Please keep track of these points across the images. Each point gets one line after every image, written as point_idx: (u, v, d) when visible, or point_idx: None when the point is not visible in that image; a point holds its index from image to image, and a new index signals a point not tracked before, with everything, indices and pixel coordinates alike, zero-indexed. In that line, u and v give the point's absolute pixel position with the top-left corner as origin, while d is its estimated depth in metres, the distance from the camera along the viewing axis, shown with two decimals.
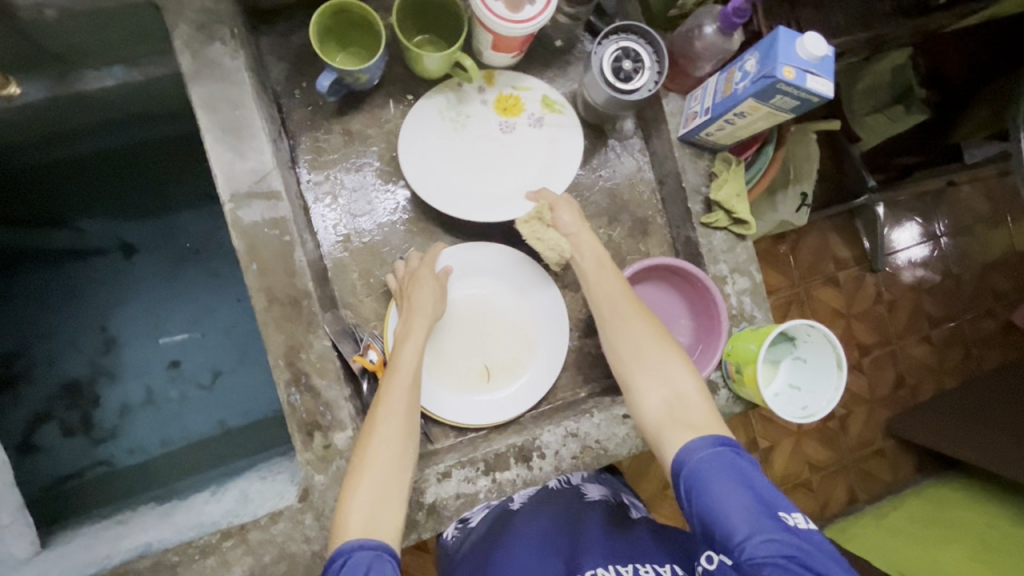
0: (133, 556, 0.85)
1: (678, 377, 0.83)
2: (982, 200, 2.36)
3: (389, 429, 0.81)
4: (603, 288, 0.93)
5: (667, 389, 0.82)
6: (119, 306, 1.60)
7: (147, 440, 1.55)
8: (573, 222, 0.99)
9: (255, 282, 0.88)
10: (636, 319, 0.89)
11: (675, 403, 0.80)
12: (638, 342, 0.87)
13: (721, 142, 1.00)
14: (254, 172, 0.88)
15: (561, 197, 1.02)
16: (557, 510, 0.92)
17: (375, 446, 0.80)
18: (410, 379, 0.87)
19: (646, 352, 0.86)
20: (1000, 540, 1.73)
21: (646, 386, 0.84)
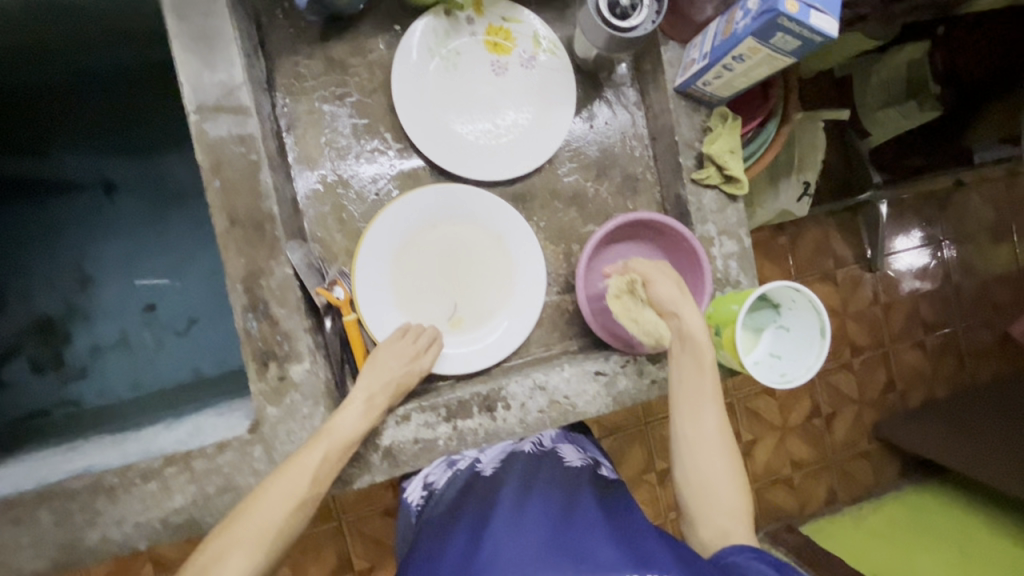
0: (71, 476, 0.82)
1: (728, 491, 0.84)
2: (992, 207, 2.30)
3: (329, 451, 0.80)
4: (685, 376, 0.88)
5: (714, 489, 0.84)
6: (95, 245, 1.54)
7: (117, 381, 1.51)
8: (670, 295, 0.89)
9: (217, 200, 0.84)
10: (711, 415, 0.87)
11: (722, 512, 0.82)
12: (705, 440, 0.86)
13: (718, 94, 0.95)
14: (223, 85, 0.83)
15: (655, 268, 0.91)
16: (542, 480, 0.84)
17: (310, 458, 0.79)
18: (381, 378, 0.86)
19: (709, 460, 0.85)
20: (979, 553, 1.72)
21: (699, 486, 0.85)
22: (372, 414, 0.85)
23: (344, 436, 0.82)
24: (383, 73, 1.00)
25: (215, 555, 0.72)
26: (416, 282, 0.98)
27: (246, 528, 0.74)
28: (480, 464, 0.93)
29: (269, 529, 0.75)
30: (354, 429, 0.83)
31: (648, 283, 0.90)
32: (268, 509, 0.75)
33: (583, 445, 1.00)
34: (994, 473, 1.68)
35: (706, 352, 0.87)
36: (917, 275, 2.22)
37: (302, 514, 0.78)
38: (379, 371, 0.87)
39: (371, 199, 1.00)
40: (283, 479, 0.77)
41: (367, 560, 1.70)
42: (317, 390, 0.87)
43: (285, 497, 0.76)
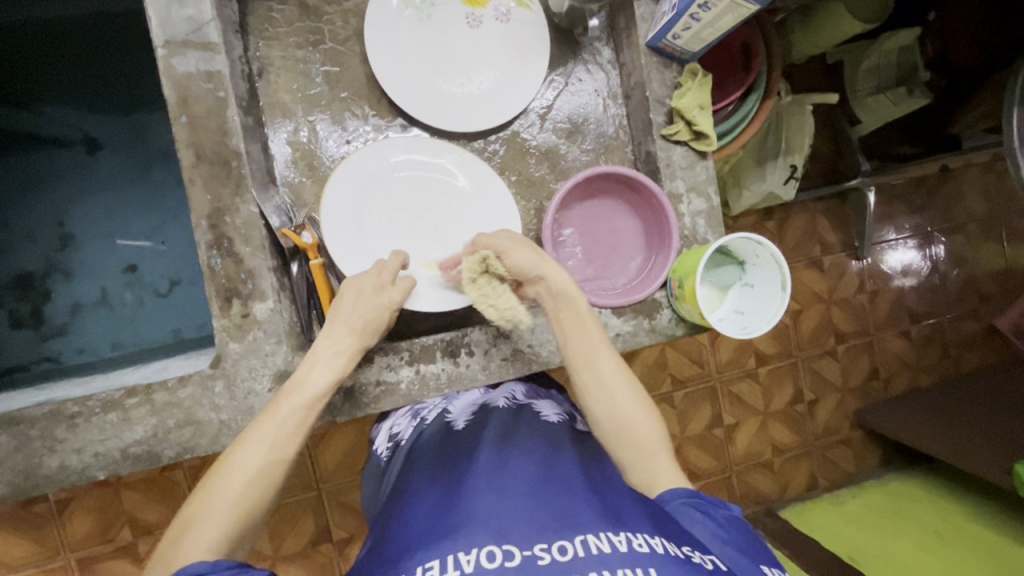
0: (32, 405, 0.83)
1: (643, 426, 0.82)
2: (980, 197, 2.29)
3: (295, 409, 0.78)
4: (568, 332, 0.87)
5: (631, 433, 0.82)
6: (77, 202, 1.53)
7: (96, 339, 1.52)
8: (531, 263, 0.89)
9: (183, 135, 0.84)
10: (608, 361, 0.86)
11: (643, 453, 0.80)
12: (608, 385, 0.84)
13: (689, 49, 0.95)
14: (191, 21, 0.84)
15: (509, 240, 0.91)
16: (522, 437, 0.84)
17: (272, 421, 0.76)
18: (353, 321, 0.83)
19: (616, 403, 0.83)
20: (955, 535, 1.74)
21: (614, 429, 0.82)
22: (339, 360, 0.82)
23: (311, 392, 0.79)
24: (357, 24, 1.01)
25: (188, 531, 0.69)
26: (382, 229, 0.97)
27: (215, 502, 0.70)
28: (449, 415, 0.94)
29: (236, 499, 0.71)
30: (326, 379, 0.80)
31: (502, 255, 0.90)
32: (235, 477, 0.72)
33: (558, 402, 0.99)
34: (981, 464, 1.66)
35: (581, 302, 0.87)
36: (903, 264, 2.22)
37: (273, 479, 0.74)
38: (349, 311, 0.84)
39: (342, 147, 1.01)
40: (251, 443, 0.74)
41: (346, 529, 1.71)
42: (280, 329, 0.88)
43: (246, 463, 0.73)
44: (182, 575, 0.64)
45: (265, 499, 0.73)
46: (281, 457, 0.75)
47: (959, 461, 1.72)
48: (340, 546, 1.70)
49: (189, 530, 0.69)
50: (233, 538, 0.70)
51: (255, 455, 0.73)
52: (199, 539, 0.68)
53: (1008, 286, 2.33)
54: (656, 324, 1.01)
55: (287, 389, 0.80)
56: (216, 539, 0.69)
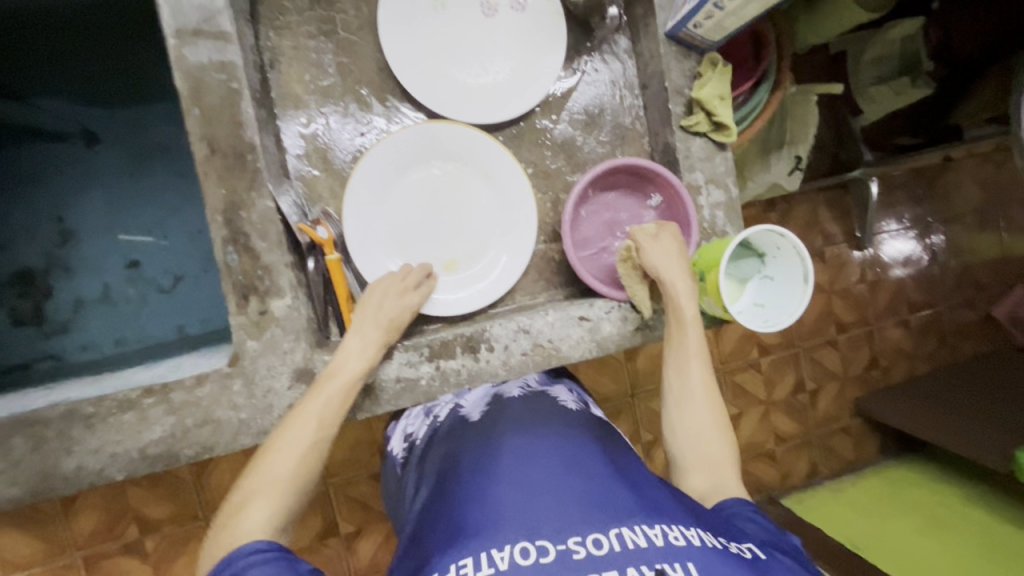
0: (46, 405, 0.81)
1: (717, 444, 0.84)
2: (979, 186, 2.31)
3: (335, 392, 0.80)
4: (671, 333, 0.90)
5: (703, 447, 0.84)
6: (76, 196, 1.50)
7: (99, 336, 1.49)
8: (664, 263, 0.90)
9: (196, 128, 0.82)
10: (696, 369, 0.88)
11: (712, 468, 0.83)
12: (693, 395, 0.87)
13: (710, 38, 0.94)
14: (202, 9, 0.81)
15: (651, 236, 0.92)
16: (542, 428, 0.82)
17: (316, 402, 0.78)
18: (381, 318, 0.86)
19: (696, 413, 0.86)
20: (952, 518, 1.78)
21: (686, 438, 0.85)
22: (369, 351, 0.84)
23: (349, 374, 0.81)
24: (369, 12, 0.99)
25: (241, 506, 0.71)
26: (401, 227, 0.98)
27: (267, 478, 0.73)
28: (463, 409, 0.91)
29: (290, 474, 0.74)
30: (366, 358, 0.83)
31: (642, 249, 0.91)
32: (286, 454, 0.75)
33: (578, 392, 0.98)
34: (975, 448, 1.69)
35: (688, 308, 0.89)
36: (904, 254, 2.23)
37: (316, 458, 0.77)
38: (374, 311, 0.86)
39: (355, 140, 0.99)
40: (298, 423, 0.77)
41: (353, 523, 1.71)
42: (298, 326, 0.86)
43: (297, 441, 0.76)
44: (239, 553, 0.66)
45: (310, 476, 0.76)
46: (326, 434, 0.78)
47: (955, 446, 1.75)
48: (347, 540, 1.70)
49: (239, 516, 0.70)
50: (280, 521, 0.71)
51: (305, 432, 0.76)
52: (254, 517, 0.70)
53: (1006, 275, 2.35)
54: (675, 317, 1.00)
55: (325, 372, 0.82)
56: (270, 515, 0.71)
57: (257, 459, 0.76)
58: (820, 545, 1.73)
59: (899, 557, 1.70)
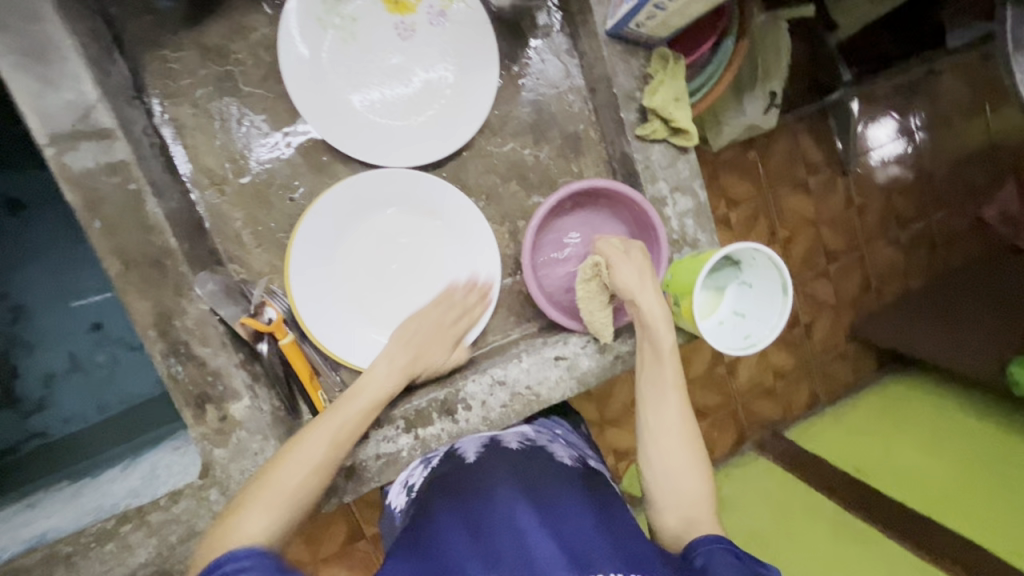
0: (24, 549, 0.79)
1: (693, 479, 0.81)
2: (963, 87, 2.18)
3: (351, 418, 0.77)
4: (645, 363, 0.87)
5: (678, 487, 0.80)
6: (17, 269, 1.38)
7: (80, 407, 1.40)
8: (633, 279, 0.85)
9: (102, 242, 0.74)
10: (674, 404, 0.84)
11: (686, 503, 0.79)
12: (669, 431, 0.83)
13: (656, 34, 0.85)
14: (73, 107, 0.72)
15: (620, 252, 0.87)
16: (532, 472, 0.78)
17: (329, 425, 0.75)
18: (399, 352, 0.84)
19: (670, 449, 0.82)
20: (951, 432, 1.69)
21: (662, 474, 0.81)
22: (397, 372, 0.83)
23: (371, 397, 0.79)
24: (270, 57, 0.87)
25: (243, 508, 0.68)
26: (367, 279, 0.92)
27: (274, 491, 0.69)
28: (459, 448, 0.86)
29: (296, 489, 0.70)
30: (388, 386, 0.81)
31: (611, 266, 0.86)
32: (299, 464, 0.71)
33: (568, 438, 0.95)
34: (962, 360, 1.69)
35: (666, 338, 0.85)
36: (889, 171, 2.14)
37: (324, 475, 0.73)
38: (415, 332, 0.87)
39: (286, 204, 0.89)
40: (317, 433, 0.74)
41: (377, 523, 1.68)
42: (263, 424, 0.82)
43: (306, 460, 0.72)
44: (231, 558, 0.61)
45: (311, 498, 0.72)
46: (339, 451, 0.75)
47: (942, 360, 1.74)
48: (374, 540, 1.67)
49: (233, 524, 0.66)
50: (277, 534, 0.67)
51: (317, 452, 0.73)
52: (258, 520, 0.66)
53: (995, 173, 2.26)
54: None
55: (346, 393, 0.79)
56: (269, 525, 0.67)
57: (267, 468, 0.72)
58: (820, 473, 1.70)
59: (904, 478, 1.62)
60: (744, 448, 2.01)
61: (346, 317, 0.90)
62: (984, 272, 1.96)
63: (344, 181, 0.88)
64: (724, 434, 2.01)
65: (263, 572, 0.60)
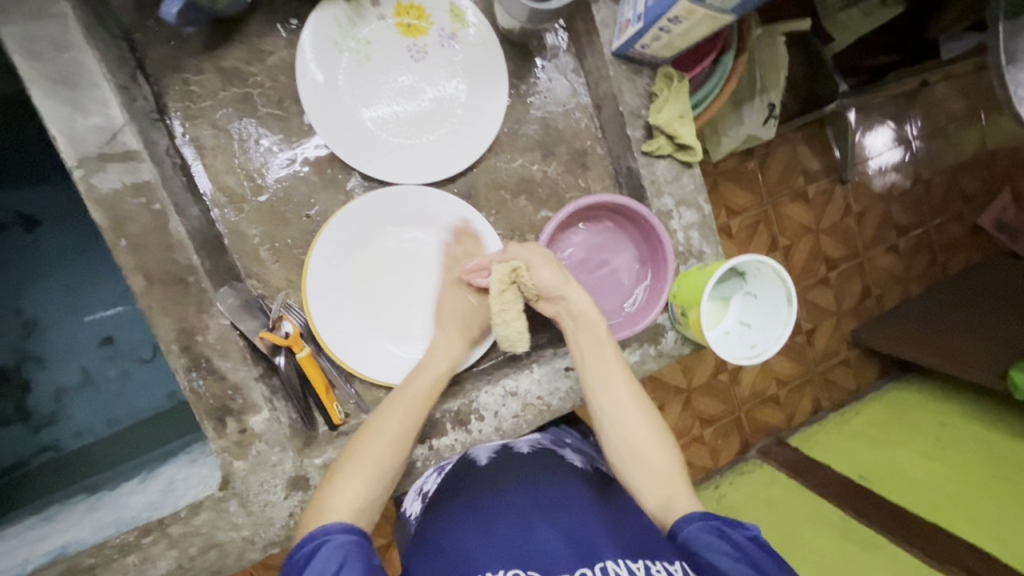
0: (46, 562, 0.80)
1: (659, 455, 0.82)
2: (957, 97, 2.22)
3: (415, 397, 0.83)
4: (588, 355, 0.87)
5: (647, 466, 0.82)
6: (31, 284, 1.40)
7: (91, 421, 1.41)
8: (554, 281, 0.86)
9: (127, 260, 0.77)
10: (622, 390, 0.85)
11: (659, 480, 0.81)
12: (625, 416, 0.84)
13: (660, 55, 0.88)
14: (101, 130, 0.75)
15: (540, 257, 0.87)
16: (543, 476, 0.82)
17: (401, 400, 0.83)
18: (453, 328, 0.90)
19: (629, 430, 0.84)
20: (947, 435, 1.73)
21: (627, 453, 0.83)
22: (455, 350, 0.90)
23: (433, 373, 0.87)
24: (287, 79, 0.90)
25: (336, 480, 0.76)
26: (393, 289, 0.95)
27: (365, 460, 0.77)
28: (471, 455, 0.89)
29: (383, 454, 0.78)
30: (451, 355, 0.89)
31: (532, 269, 0.86)
32: (378, 441, 0.79)
33: (579, 446, 0.97)
34: (957, 366, 1.72)
35: (601, 326, 0.87)
36: (887, 179, 2.17)
37: (405, 446, 0.80)
38: (451, 318, 0.91)
39: (302, 221, 0.92)
40: (390, 413, 0.81)
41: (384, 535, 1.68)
42: (281, 437, 0.84)
43: (386, 429, 0.79)
44: (329, 528, 0.69)
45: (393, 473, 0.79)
46: (414, 427, 0.82)
47: (940, 366, 1.77)
48: (381, 553, 1.67)
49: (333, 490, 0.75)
50: (365, 499, 0.75)
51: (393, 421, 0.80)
52: (349, 490, 0.74)
53: (991, 181, 2.29)
54: (663, 347, 0.98)
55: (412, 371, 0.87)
56: (363, 488, 0.75)
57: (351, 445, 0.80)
58: (824, 480, 1.71)
59: (904, 483, 1.65)
60: (748, 455, 2.02)
61: (359, 332, 0.92)
62: (983, 279, 1.99)
63: (359, 198, 0.91)
64: (728, 442, 2.02)
65: (345, 552, 0.67)
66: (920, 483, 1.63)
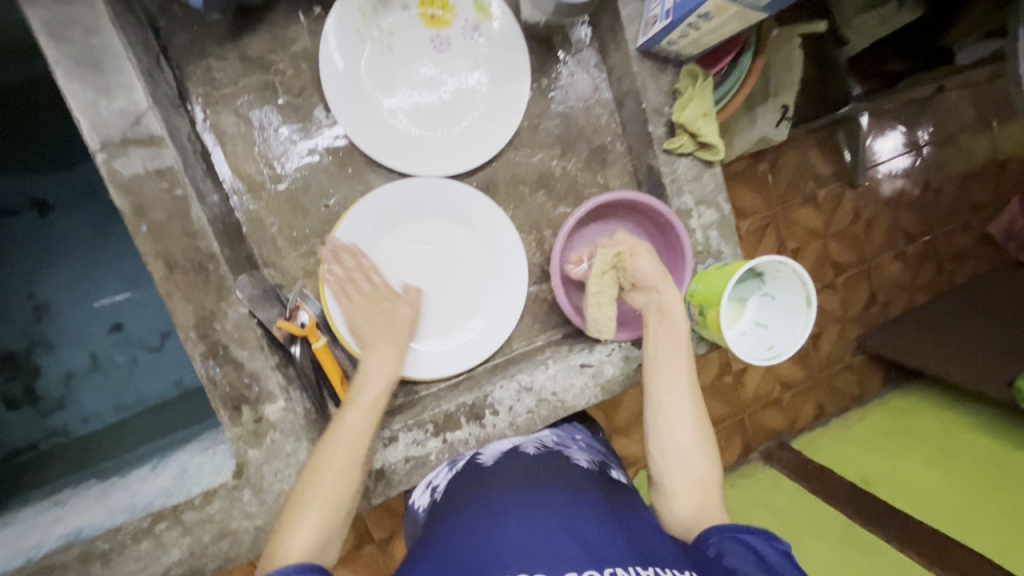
0: (59, 545, 0.80)
1: (701, 461, 0.82)
2: (970, 106, 2.22)
3: (353, 433, 0.75)
4: (658, 349, 0.86)
5: (687, 466, 0.81)
6: (42, 269, 1.40)
7: (99, 406, 1.41)
8: (653, 271, 0.87)
9: (147, 246, 0.76)
10: (682, 389, 0.84)
11: (693, 489, 0.80)
12: (677, 413, 0.83)
13: (685, 52, 0.88)
14: (125, 114, 0.74)
15: (639, 244, 0.89)
16: (552, 473, 0.81)
17: (340, 435, 0.75)
18: (389, 360, 0.82)
19: (679, 432, 0.83)
20: (952, 444, 1.71)
21: (671, 460, 0.82)
22: (388, 369, 0.82)
23: (371, 398, 0.78)
24: (310, 68, 0.89)
25: (291, 522, 0.70)
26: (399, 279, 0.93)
27: (312, 500, 0.71)
28: (481, 456, 0.88)
29: (327, 494, 0.72)
30: (388, 371, 0.81)
31: (635, 255, 0.88)
32: (326, 479, 0.72)
33: (590, 445, 0.97)
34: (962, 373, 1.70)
35: (681, 322, 0.85)
36: (897, 186, 2.17)
37: (354, 479, 0.74)
38: (373, 330, 0.85)
39: (321, 211, 0.91)
40: (332, 449, 0.74)
41: (386, 528, 1.67)
42: (296, 427, 0.84)
43: (330, 467, 0.73)
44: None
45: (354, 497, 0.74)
46: (357, 462, 0.75)
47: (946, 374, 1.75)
48: (382, 545, 1.66)
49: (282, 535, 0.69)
50: (323, 541, 0.70)
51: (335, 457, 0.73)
52: (305, 534, 0.69)
53: (1000, 191, 2.29)
54: None
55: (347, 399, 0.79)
56: (311, 536, 0.69)
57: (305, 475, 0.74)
58: (828, 484, 1.71)
59: (908, 490, 1.64)
60: (751, 458, 2.02)
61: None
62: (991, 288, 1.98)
63: (377, 188, 0.90)
64: (732, 444, 2.02)
65: None
66: (923, 492, 1.62)
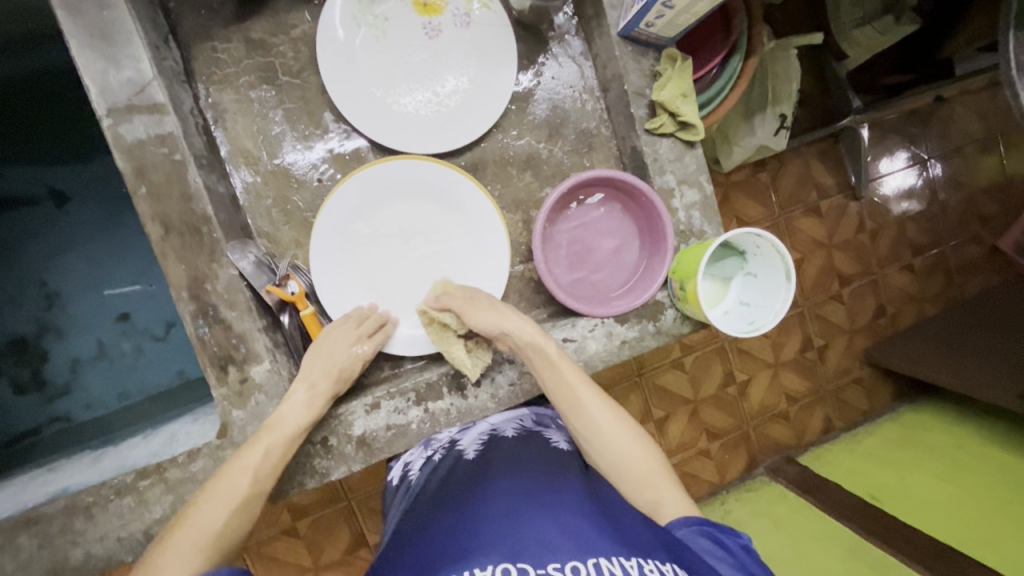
0: (46, 499, 0.82)
1: (644, 459, 0.82)
2: (974, 118, 2.21)
3: (266, 448, 0.79)
4: (545, 377, 0.85)
5: (631, 468, 0.81)
6: (55, 257, 1.45)
7: (103, 394, 1.45)
8: (492, 323, 0.87)
9: (146, 208, 0.81)
10: (592, 400, 0.84)
11: (645, 485, 0.80)
12: (600, 424, 0.83)
13: (666, 34, 0.91)
14: (131, 83, 0.80)
15: (470, 300, 0.89)
16: (530, 463, 0.83)
17: (250, 456, 0.78)
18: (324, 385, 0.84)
19: (612, 439, 0.83)
20: (967, 460, 1.64)
21: (616, 467, 0.81)
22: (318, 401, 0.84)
23: (290, 426, 0.81)
24: (309, 52, 0.95)
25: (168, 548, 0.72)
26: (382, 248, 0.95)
27: (196, 529, 0.73)
28: (459, 442, 0.91)
29: (218, 523, 0.74)
30: (297, 419, 0.82)
31: (464, 316, 0.88)
32: (213, 507, 0.75)
33: (568, 425, 0.98)
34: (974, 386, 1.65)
35: (549, 346, 0.86)
36: (901, 197, 2.16)
37: (254, 508, 0.77)
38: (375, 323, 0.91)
39: (313, 186, 0.95)
40: (226, 482, 0.76)
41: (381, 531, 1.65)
42: (281, 389, 0.86)
43: (228, 496, 0.75)
44: None
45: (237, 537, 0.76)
46: (262, 490, 0.78)
47: (958, 386, 1.70)
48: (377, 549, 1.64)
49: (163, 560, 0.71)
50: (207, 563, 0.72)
51: (237, 485, 0.76)
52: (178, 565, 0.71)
53: (1010, 204, 2.26)
54: (662, 324, 0.98)
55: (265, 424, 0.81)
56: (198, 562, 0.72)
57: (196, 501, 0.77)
58: (836, 501, 1.64)
59: (916, 504, 1.59)
60: (756, 472, 1.97)
61: (349, 283, 0.93)
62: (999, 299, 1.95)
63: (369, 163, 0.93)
64: (735, 456, 1.98)
65: None
66: (937, 510, 1.55)
